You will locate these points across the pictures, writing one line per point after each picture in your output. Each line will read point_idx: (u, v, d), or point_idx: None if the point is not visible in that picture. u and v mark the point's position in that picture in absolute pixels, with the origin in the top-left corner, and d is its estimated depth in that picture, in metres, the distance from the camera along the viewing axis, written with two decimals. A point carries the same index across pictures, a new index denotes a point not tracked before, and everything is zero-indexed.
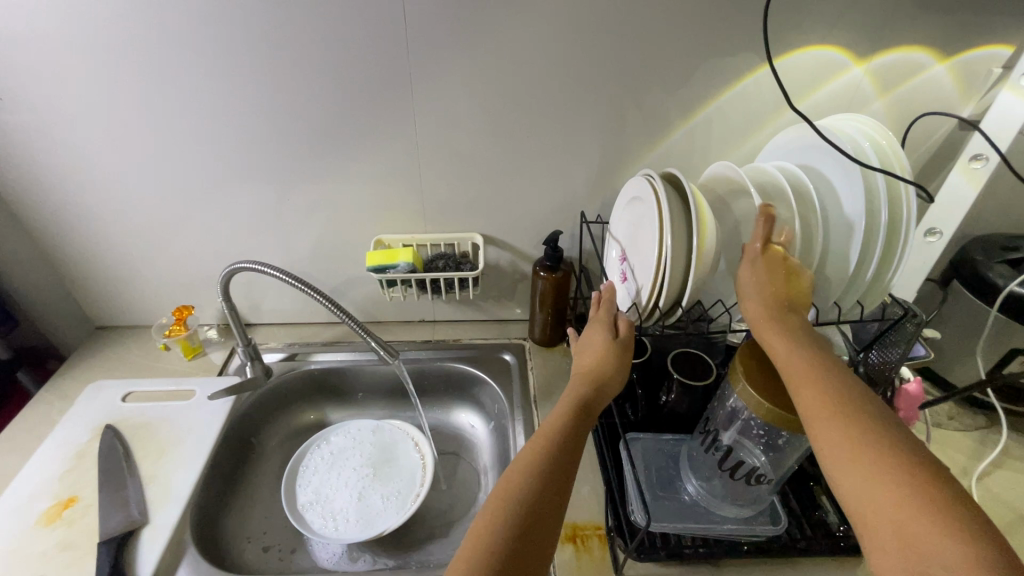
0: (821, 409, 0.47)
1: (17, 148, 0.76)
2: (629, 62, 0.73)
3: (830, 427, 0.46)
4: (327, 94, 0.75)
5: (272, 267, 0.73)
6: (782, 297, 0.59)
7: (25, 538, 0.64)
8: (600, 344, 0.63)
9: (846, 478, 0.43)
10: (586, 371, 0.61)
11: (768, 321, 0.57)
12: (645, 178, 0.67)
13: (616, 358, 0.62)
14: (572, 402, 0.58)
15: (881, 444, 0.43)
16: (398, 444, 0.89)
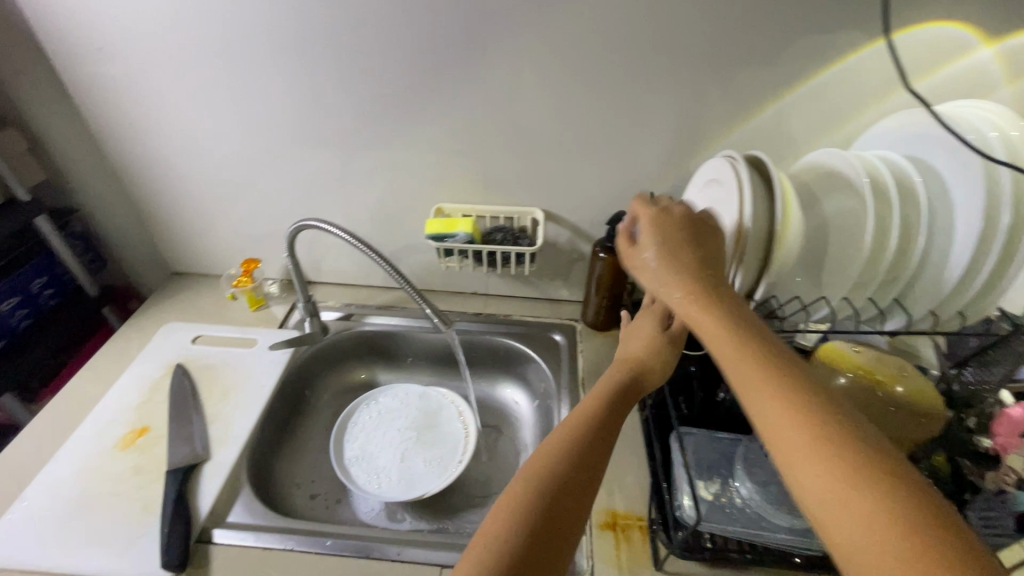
0: (793, 427, 0.37)
1: (111, 95, 0.80)
2: (721, 34, 0.68)
3: (809, 456, 0.35)
4: (402, 56, 0.74)
5: (337, 227, 0.74)
6: (703, 270, 0.49)
7: (104, 459, 0.70)
8: (650, 333, 0.61)
9: (833, 518, 0.33)
10: (629, 358, 0.59)
11: (698, 299, 0.47)
12: (728, 157, 0.61)
13: (664, 350, 0.60)
14: (613, 387, 0.55)
15: (870, 472, 0.33)
16: (442, 411, 0.90)
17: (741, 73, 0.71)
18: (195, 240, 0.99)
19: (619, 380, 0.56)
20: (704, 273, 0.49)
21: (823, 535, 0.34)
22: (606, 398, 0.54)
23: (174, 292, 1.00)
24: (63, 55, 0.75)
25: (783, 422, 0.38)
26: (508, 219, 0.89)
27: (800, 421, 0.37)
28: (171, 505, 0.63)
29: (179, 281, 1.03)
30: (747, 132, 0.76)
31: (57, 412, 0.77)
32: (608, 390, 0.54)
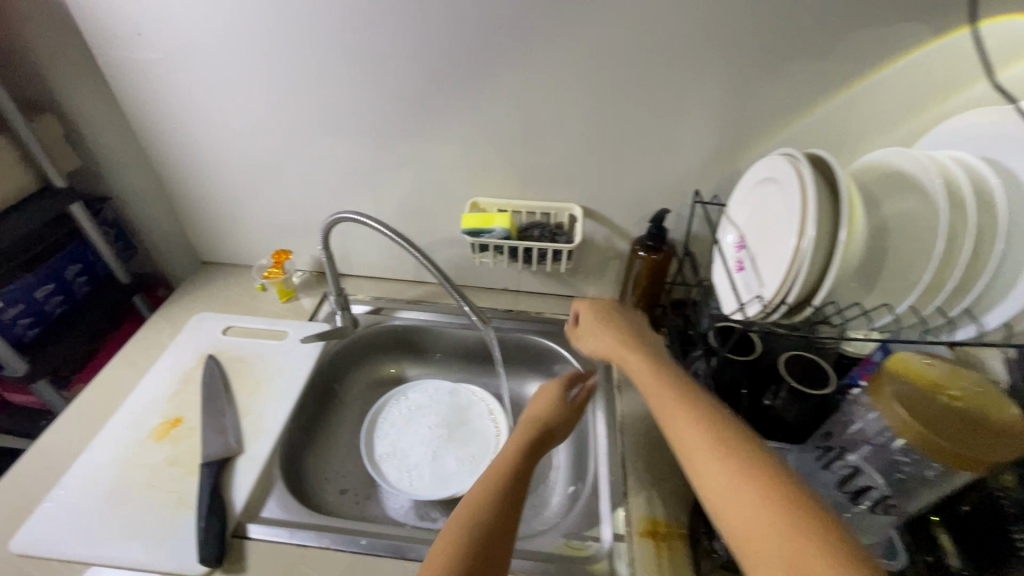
0: (691, 433, 0.45)
1: (148, 82, 0.79)
2: (780, 26, 0.65)
3: (705, 453, 0.43)
4: (444, 46, 0.72)
5: (376, 220, 0.73)
6: (637, 339, 0.62)
7: (139, 450, 0.69)
8: (555, 397, 0.67)
9: (728, 510, 0.39)
10: (534, 416, 0.65)
11: (625, 353, 0.60)
12: (789, 156, 0.58)
13: (567, 412, 0.66)
14: (526, 439, 0.60)
15: (750, 468, 0.40)
16: (472, 408, 0.89)
17: (798, 68, 0.68)
18: (226, 231, 0.98)
19: (526, 434, 0.61)
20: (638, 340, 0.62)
21: (723, 529, 0.39)
22: (524, 445, 0.59)
23: (204, 282, 1.00)
24: (102, 40, 0.74)
25: (686, 430, 0.46)
26: (545, 215, 0.87)
27: (699, 430, 0.45)
28: (206, 499, 0.63)
29: (208, 271, 1.02)
30: (801, 130, 0.73)
31: (92, 400, 0.77)
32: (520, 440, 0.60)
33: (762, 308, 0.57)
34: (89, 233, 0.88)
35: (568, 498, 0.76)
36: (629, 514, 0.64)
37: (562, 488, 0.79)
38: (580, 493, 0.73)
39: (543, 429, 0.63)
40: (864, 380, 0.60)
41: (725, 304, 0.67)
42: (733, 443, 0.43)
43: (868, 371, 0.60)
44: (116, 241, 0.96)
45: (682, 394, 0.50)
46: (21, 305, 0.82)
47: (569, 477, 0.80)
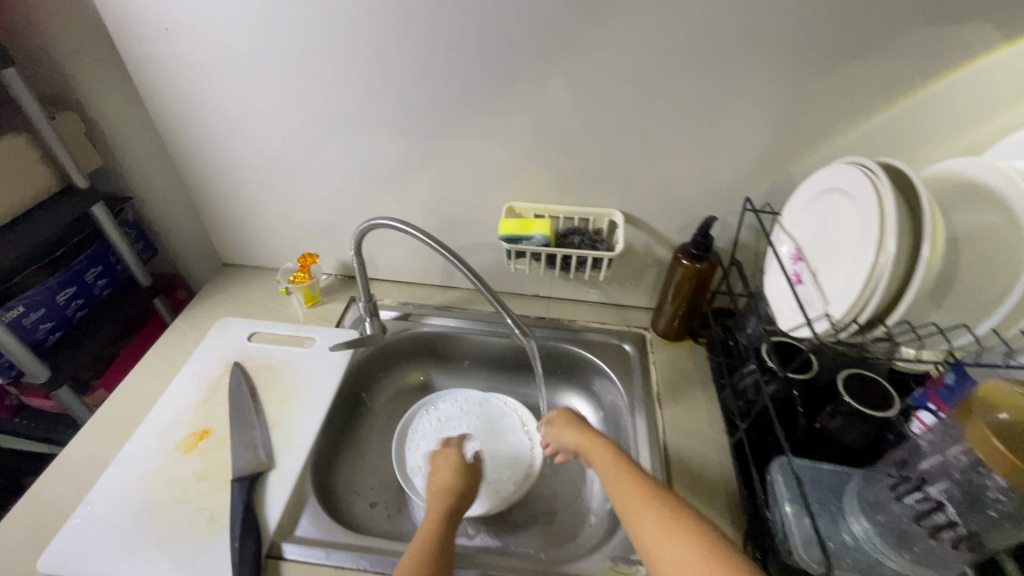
0: (632, 496, 0.56)
1: (177, 80, 0.76)
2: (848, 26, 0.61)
3: (643, 513, 0.54)
4: (488, 44, 0.69)
5: (415, 227, 0.70)
6: (598, 435, 0.68)
7: (167, 464, 0.67)
8: (459, 464, 0.68)
9: None
10: (447, 487, 0.65)
11: (593, 446, 0.67)
12: (860, 167, 0.54)
13: (468, 474, 0.68)
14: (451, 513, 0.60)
15: (711, 550, 0.48)
16: (504, 420, 0.86)
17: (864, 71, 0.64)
18: (250, 233, 0.96)
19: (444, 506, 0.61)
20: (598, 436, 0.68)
21: None
22: (449, 513, 0.60)
23: (227, 284, 0.97)
24: (130, 36, 0.71)
25: (639, 512, 0.54)
26: (583, 220, 0.84)
27: (663, 528, 0.52)
28: (241, 517, 0.61)
29: (231, 273, 1.00)
30: (861, 135, 0.69)
31: (118, 410, 0.74)
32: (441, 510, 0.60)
33: (832, 327, 0.54)
34: (111, 235, 0.85)
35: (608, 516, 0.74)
36: None
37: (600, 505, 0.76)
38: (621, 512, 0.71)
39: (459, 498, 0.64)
40: (932, 404, 0.57)
41: (781, 319, 0.63)
42: (699, 531, 0.50)
43: (939, 394, 0.57)
44: (137, 242, 0.94)
45: (645, 490, 0.57)
46: (43, 310, 0.79)
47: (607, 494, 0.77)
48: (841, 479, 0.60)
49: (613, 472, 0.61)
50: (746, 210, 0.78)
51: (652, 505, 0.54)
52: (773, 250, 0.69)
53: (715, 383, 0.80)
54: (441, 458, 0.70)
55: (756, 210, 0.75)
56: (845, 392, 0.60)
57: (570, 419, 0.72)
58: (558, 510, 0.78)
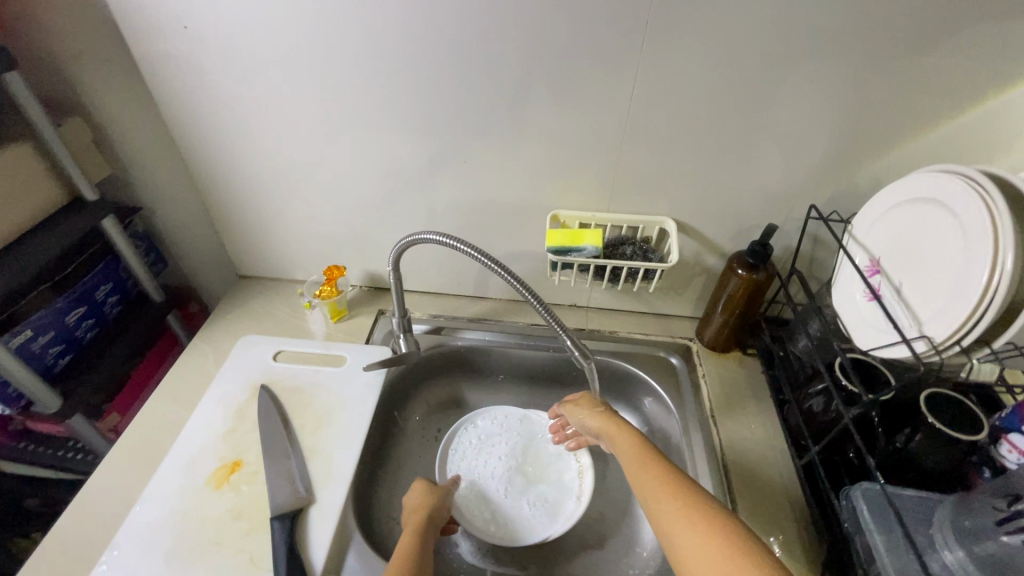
0: (656, 487, 0.52)
1: (195, 84, 0.70)
2: (942, 23, 0.56)
3: (653, 487, 0.52)
4: (539, 44, 0.63)
5: (463, 242, 0.64)
6: (616, 417, 0.66)
7: (197, 500, 0.62)
8: (435, 486, 0.68)
9: (700, 564, 0.44)
10: (416, 508, 0.65)
11: (613, 425, 0.65)
12: (958, 175, 0.50)
13: (438, 492, 0.68)
14: (421, 531, 0.61)
15: (721, 527, 0.45)
16: (546, 437, 0.82)
17: (952, 71, 0.59)
18: (271, 244, 0.90)
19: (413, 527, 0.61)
20: (617, 417, 0.66)
21: None
22: (418, 531, 0.60)
23: (246, 298, 0.92)
24: (145, 38, 0.66)
25: (649, 484, 0.53)
26: (631, 228, 0.80)
27: (672, 502, 0.49)
28: (285, 561, 0.57)
29: (249, 286, 0.95)
30: (942, 138, 0.64)
31: (141, 439, 0.70)
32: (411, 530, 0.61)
33: (931, 347, 0.50)
34: (121, 249, 0.79)
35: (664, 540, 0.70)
36: None
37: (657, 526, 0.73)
38: None
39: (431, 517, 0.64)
40: None
41: (858, 336, 0.60)
42: (707, 509, 0.47)
43: None
44: (148, 254, 0.88)
45: (660, 467, 0.55)
46: (52, 332, 0.74)
47: None
48: (930, 507, 0.57)
49: (636, 458, 0.57)
50: (810, 217, 0.73)
51: (675, 494, 0.50)
52: (841, 262, 0.65)
53: (771, 398, 0.77)
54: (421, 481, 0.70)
55: (822, 216, 0.70)
56: (928, 412, 0.57)
57: (591, 403, 0.70)
58: (607, 533, 0.74)
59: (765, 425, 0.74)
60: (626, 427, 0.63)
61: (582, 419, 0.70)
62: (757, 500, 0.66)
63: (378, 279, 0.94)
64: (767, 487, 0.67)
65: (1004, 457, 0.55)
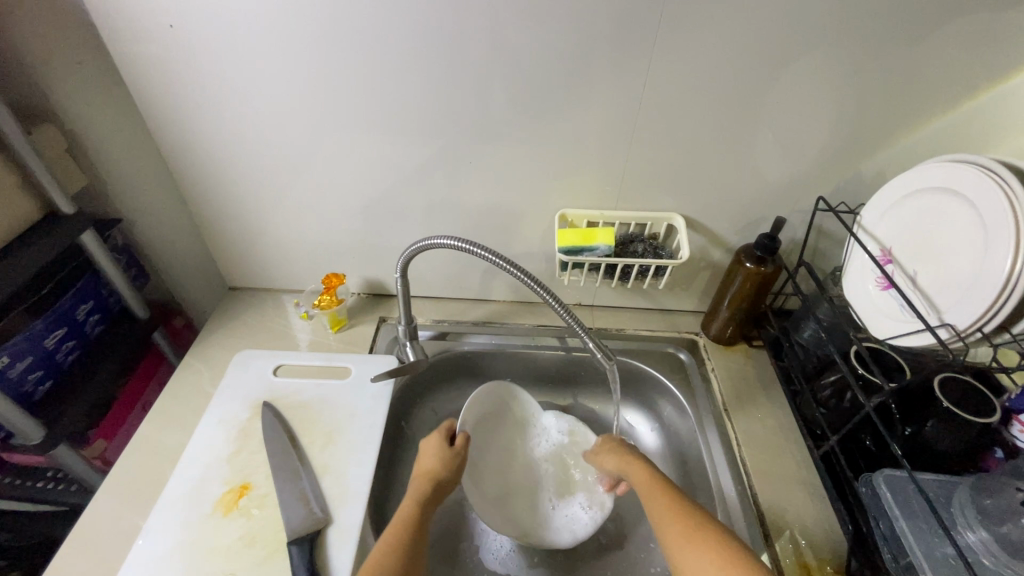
0: (679, 534, 0.52)
1: (181, 86, 0.66)
2: (949, 13, 0.57)
3: (673, 530, 0.52)
4: (543, 42, 0.61)
5: (480, 246, 0.61)
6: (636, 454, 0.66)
7: (204, 530, 0.59)
8: (448, 453, 0.64)
9: None
10: (424, 473, 0.62)
11: (631, 463, 0.64)
12: (974, 166, 0.52)
13: (454, 460, 0.64)
14: (421, 505, 0.58)
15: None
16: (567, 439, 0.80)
17: (959, 59, 0.60)
18: (263, 254, 0.86)
19: (414, 499, 0.59)
20: (637, 455, 0.66)
21: None
22: (418, 506, 0.58)
23: (238, 312, 0.88)
24: (125, 37, 0.61)
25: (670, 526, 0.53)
26: (639, 224, 0.80)
27: (696, 552, 0.50)
28: None
29: (241, 299, 0.90)
30: (950, 124, 0.65)
31: (138, 467, 0.66)
32: (413, 503, 0.58)
33: (954, 335, 0.51)
34: (101, 265, 0.75)
35: None
36: (776, 556, 0.60)
37: None
38: None
39: (436, 489, 0.61)
40: None
41: (874, 326, 0.61)
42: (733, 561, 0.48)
43: None
44: (129, 269, 0.83)
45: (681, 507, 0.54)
46: (30, 357, 0.69)
47: None
48: (949, 490, 0.57)
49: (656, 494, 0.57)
50: (817, 208, 0.74)
51: (699, 542, 0.50)
52: (851, 252, 0.66)
53: (781, 388, 0.78)
54: (437, 437, 0.66)
55: (830, 207, 0.71)
56: (943, 396, 0.59)
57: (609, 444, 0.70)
58: (628, 533, 0.74)
59: (777, 416, 0.75)
60: (646, 464, 0.62)
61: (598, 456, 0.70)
62: (778, 491, 0.66)
63: (377, 286, 0.91)
64: (787, 479, 0.67)
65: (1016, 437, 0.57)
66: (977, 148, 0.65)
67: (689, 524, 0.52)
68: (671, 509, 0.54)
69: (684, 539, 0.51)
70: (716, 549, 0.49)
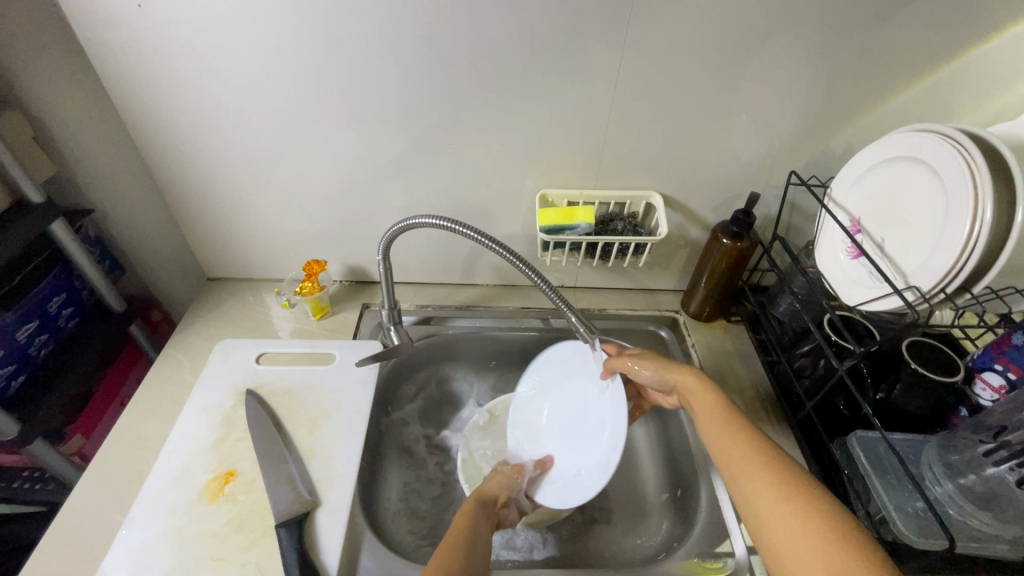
0: (750, 471, 0.51)
1: (151, 69, 0.64)
2: None
3: (745, 470, 0.52)
4: (518, 23, 0.62)
5: (463, 225, 0.61)
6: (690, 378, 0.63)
7: (189, 518, 0.58)
8: (502, 475, 0.67)
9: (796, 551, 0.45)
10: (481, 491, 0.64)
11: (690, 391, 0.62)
12: (937, 135, 0.54)
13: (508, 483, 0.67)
14: (475, 511, 0.58)
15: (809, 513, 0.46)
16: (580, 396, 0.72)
17: (924, 33, 0.61)
18: (241, 243, 0.85)
19: (469, 506, 0.60)
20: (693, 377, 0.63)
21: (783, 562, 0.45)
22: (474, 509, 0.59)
23: (217, 302, 0.87)
24: (92, 18, 0.59)
25: (739, 464, 0.53)
26: (619, 204, 0.81)
27: (763, 490, 0.49)
28: (297, 570, 0.54)
29: (220, 289, 0.89)
30: (915, 97, 0.67)
31: (118, 458, 0.65)
32: (471, 508, 0.59)
33: (919, 297, 0.54)
34: (73, 255, 0.73)
35: (672, 505, 0.72)
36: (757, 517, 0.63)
37: (658, 495, 0.75)
38: (691, 506, 0.69)
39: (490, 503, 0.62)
40: (1000, 364, 0.58)
41: (844, 293, 0.63)
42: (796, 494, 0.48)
43: (1005, 354, 0.57)
44: (102, 260, 0.81)
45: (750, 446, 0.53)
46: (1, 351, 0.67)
47: (662, 483, 0.76)
48: (917, 447, 0.60)
49: (720, 429, 0.56)
50: (790, 182, 0.76)
51: (768, 476, 0.50)
52: (823, 224, 0.69)
53: (759, 360, 0.80)
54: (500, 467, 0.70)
55: (802, 181, 0.73)
56: (912, 359, 0.62)
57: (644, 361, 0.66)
58: (613, 507, 0.75)
59: (756, 387, 0.77)
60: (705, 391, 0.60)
61: (634, 370, 0.66)
62: None
63: (360, 272, 0.91)
64: None
65: (979, 396, 0.59)
66: (941, 119, 0.68)
67: (778, 476, 0.50)
68: (754, 455, 0.52)
69: (761, 479, 0.50)
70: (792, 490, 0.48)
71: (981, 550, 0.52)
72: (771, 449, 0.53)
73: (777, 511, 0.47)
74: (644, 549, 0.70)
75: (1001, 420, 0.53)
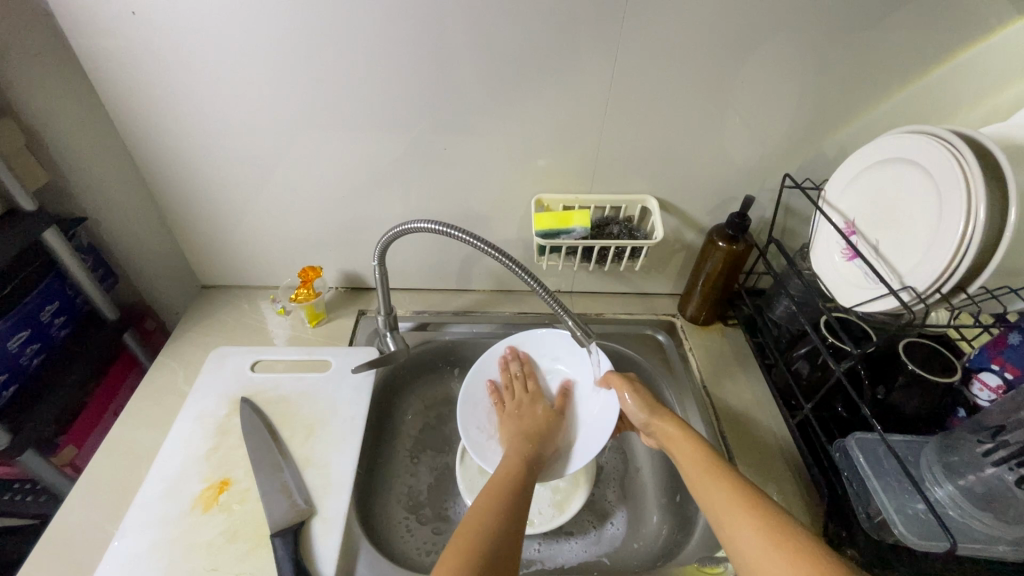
0: (730, 510, 0.50)
1: (145, 77, 0.64)
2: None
3: (724, 506, 0.50)
4: (511, 33, 0.62)
5: (458, 229, 0.61)
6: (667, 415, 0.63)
7: (182, 527, 0.57)
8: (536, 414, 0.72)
9: None
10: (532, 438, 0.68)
11: (667, 427, 0.62)
12: (928, 136, 0.55)
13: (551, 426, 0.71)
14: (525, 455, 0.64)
15: (798, 552, 0.44)
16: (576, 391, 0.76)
17: (914, 36, 0.62)
18: (236, 251, 0.85)
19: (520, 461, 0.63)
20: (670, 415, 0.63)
21: None
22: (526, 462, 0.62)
23: (213, 310, 0.87)
24: (86, 29, 0.60)
25: (720, 502, 0.51)
26: (613, 208, 0.81)
27: (748, 527, 0.48)
28: None
29: (216, 297, 0.89)
30: (905, 99, 0.67)
31: (110, 468, 0.64)
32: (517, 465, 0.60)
33: (915, 297, 0.53)
34: (65, 263, 0.73)
35: (671, 510, 0.72)
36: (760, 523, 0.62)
37: (656, 500, 0.75)
38: (691, 511, 0.68)
39: (535, 444, 0.68)
40: (996, 364, 0.59)
41: (840, 295, 0.63)
42: (781, 529, 0.46)
43: (1001, 354, 0.58)
44: (96, 271, 0.80)
45: (730, 486, 0.52)
46: None
47: (662, 488, 0.75)
48: (916, 448, 0.60)
49: (700, 469, 0.55)
50: (784, 185, 0.76)
51: (750, 515, 0.48)
52: (818, 227, 0.69)
53: (757, 363, 0.80)
54: (509, 395, 0.75)
55: (796, 184, 0.73)
56: (909, 358, 0.62)
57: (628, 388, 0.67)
58: (612, 509, 0.75)
59: (754, 390, 0.77)
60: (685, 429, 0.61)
61: (625, 401, 0.67)
62: (759, 462, 0.68)
63: (356, 279, 0.91)
64: (764, 448, 0.69)
65: (976, 395, 0.60)
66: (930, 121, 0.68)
67: (757, 515, 0.48)
68: (739, 499, 0.50)
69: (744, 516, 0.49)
70: (774, 526, 0.47)
71: (980, 551, 0.52)
72: (752, 490, 0.51)
73: (763, 549, 0.45)
74: (643, 555, 0.69)
75: (1000, 420, 0.53)
